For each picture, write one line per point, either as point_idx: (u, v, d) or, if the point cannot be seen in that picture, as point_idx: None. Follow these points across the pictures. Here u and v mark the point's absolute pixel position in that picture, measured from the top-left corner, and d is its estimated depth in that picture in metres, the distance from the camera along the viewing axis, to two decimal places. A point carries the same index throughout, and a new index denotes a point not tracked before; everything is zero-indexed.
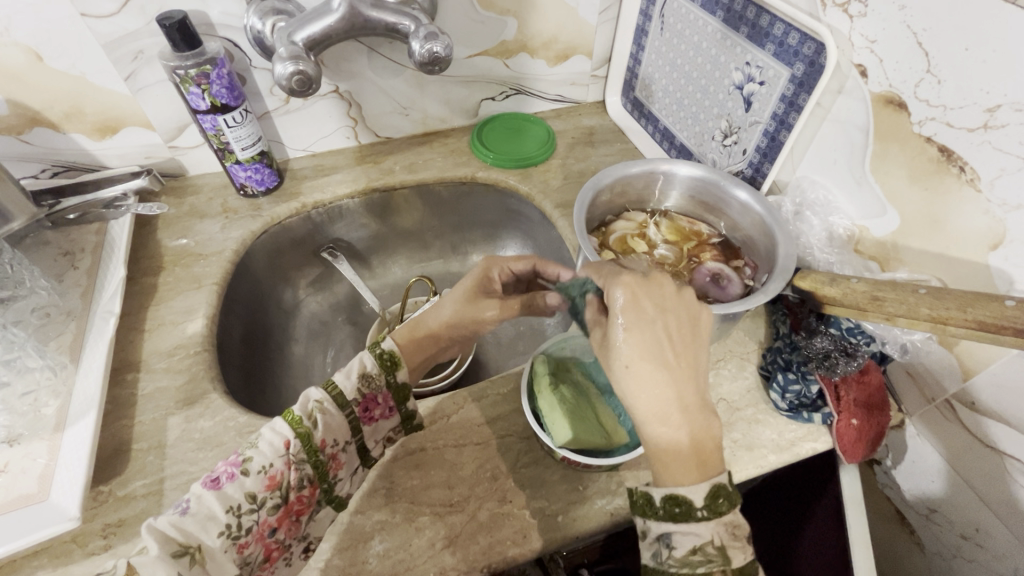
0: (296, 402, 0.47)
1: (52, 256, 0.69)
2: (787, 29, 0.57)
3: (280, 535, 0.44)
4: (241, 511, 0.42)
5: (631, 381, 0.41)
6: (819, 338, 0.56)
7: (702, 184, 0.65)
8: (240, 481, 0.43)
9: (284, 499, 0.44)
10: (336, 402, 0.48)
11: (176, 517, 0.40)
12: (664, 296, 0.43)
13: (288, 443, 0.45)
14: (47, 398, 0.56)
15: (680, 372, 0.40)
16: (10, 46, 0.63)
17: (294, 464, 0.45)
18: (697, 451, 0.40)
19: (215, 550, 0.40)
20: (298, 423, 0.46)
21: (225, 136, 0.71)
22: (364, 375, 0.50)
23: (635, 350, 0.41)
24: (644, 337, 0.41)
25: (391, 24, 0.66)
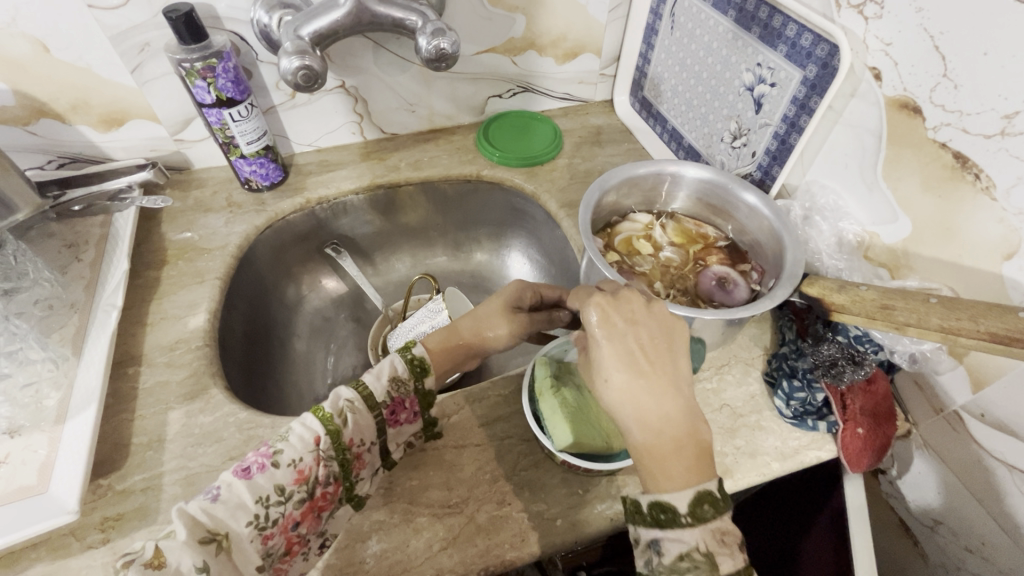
0: (326, 399, 0.48)
1: (56, 248, 0.69)
2: (801, 30, 0.56)
3: (302, 529, 0.45)
4: (269, 502, 0.43)
5: (614, 396, 0.42)
6: (825, 345, 0.54)
7: (710, 187, 0.64)
8: (271, 472, 0.43)
9: (310, 493, 0.45)
10: (365, 403, 0.48)
11: (205, 503, 0.41)
12: (632, 312, 0.45)
13: (318, 439, 0.46)
14: (49, 390, 0.56)
15: (659, 380, 0.41)
16: (17, 37, 0.63)
17: (323, 460, 0.45)
18: (689, 457, 0.40)
19: (242, 539, 0.41)
20: (330, 420, 0.46)
21: (230, 130, 0.71)
22: (394, 378, 0.50)
23: (614, 365, 0.42)
24: (619, 350, 0.43)
25: (398, 20, 0.66)
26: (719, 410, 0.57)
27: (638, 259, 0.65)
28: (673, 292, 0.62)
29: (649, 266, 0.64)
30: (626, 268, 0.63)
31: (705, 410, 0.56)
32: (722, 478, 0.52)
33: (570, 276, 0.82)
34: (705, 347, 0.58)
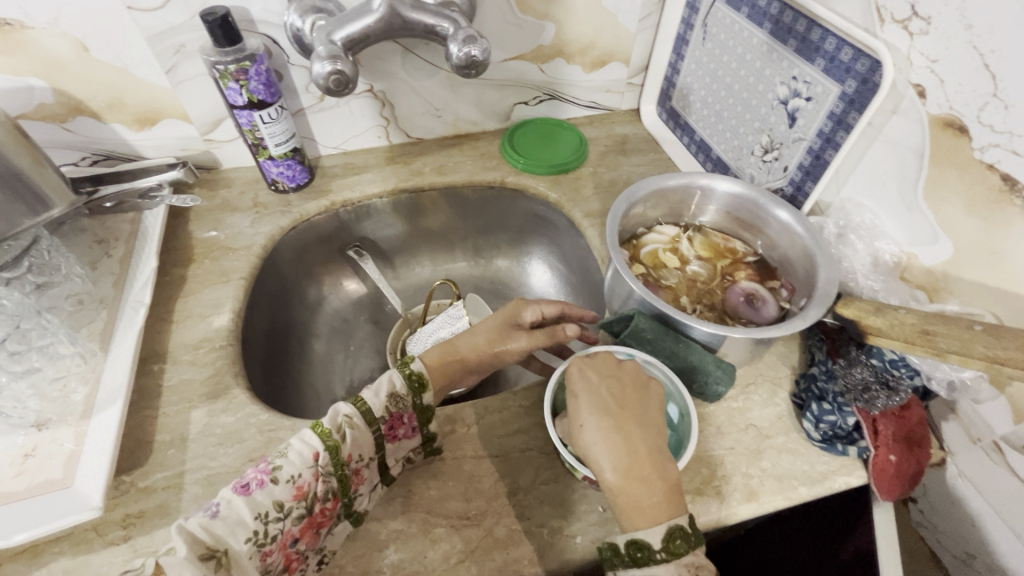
0: (326, 414, 0.48)
1: (87, 244, 0.70)
2: (841, 44, 0.55)
3: (301, 546, 0.45)
4: (268, 518, 0.43)
5: (588, 441, 0.46)
6: (857, 368, 0.53)
7: (740, 202, 0.63)
8: (269, 488, 0.44)
9: (308, 510, 0.45)
10: (364, 417, 0.48)
11: (204, 520, 0.42)
12: (605, 362, 0.50)
13: (317, 455, 0.46)
14: (76, 385, 0.57)
15: (631, 420, 0.46)
16: (58, 36, 0.65)
17: (321, 476, 0.46)
18: (659, 493, 0.43)
19: (241, 555, 0.42)
20: (327, 436, 0.46)
21: (259, 131, 0.71)
22: (393, 394, 0.50)
23: (587, 413, 0.47)
24: (591, 397, 0.47)
25: (429, 26, 0.66)
26: (745, 430, 0.55)
27: (664, 272, 0.64)
28: (700, 307, 0.61)
29: (676, 280, 0.63)
30: (651, 280, 0.63)
31: (730, 429, 0.55)
32: (747, 500, 0.51)
33: (591, 287, 0.81)
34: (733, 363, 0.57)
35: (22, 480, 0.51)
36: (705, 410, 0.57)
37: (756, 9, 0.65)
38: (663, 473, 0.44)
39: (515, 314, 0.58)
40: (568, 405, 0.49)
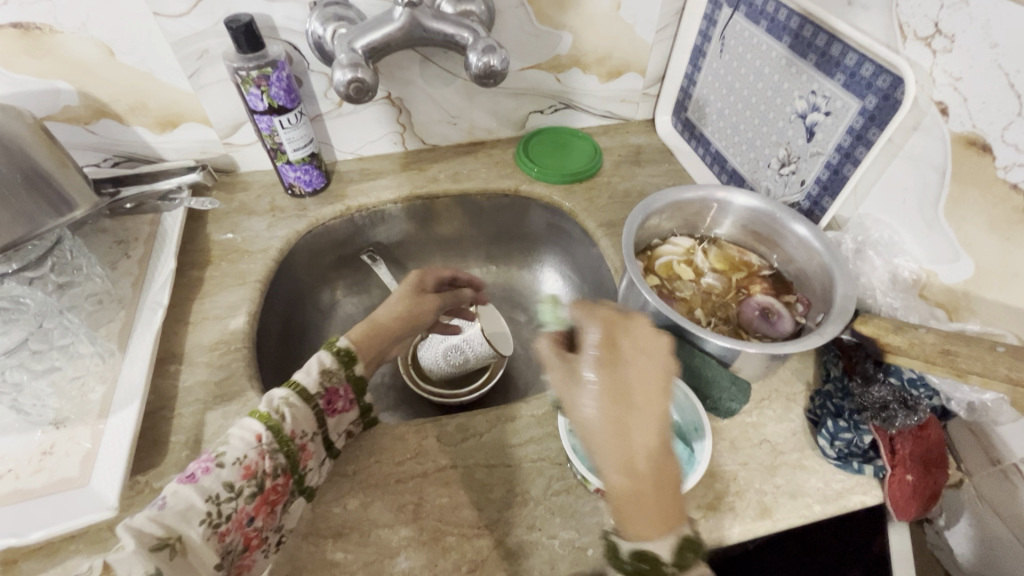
0: (260, 400, 0.50)
1: (107, 244, 0.71)
2: (862, 60, 0.55)
3: (258, 523, 0.46)
4: (220, 499, 0.44)
5: (597, 426, 0.39)
6: (875, 387, 0.52)
7: (758, 216, 0.63)
8: (216, 471, 0.45)
9: (260, 487, 0.46)
10: (299, 396, 0.51)
11: (155, 512, 0.42)
12: (642, 332, 0.43)
13: (259, 435, 0.48)
14: (94, 384, 0.58)
15: (651, 414, 0.39)
16: (84, 40, 0.66)
17: (267, 454, 0.47)
18: (662, 501, 0.39)
19: (197, 540, 0.42)
20: (267, 418, 0.49)
21: (278, 136, 0.72)
22: (324, 371, 0.54)
23: (606, 395, 0.40)
24: (612, 376, 0.40)
25: (449, 35, 0.66)
26: (759, 445, 0.55)
27: (678, 284, 0.64)
28: (714, 320, 0.61)
29: (690, 292, 0.63)
30: (665, 292, 0.63)
31: (744, 444, 0.55)
32: (761, 517, 0.50)
33: (603, 297, 0.81)
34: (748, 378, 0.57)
35: (40, 478, 0.52)
36: (719, 425, 0.56)
37: (775, 23, 0.65)
38: (666, 472, 0.39)
39: (420, 282, 0.69)
40: (584, 375, 0.41)
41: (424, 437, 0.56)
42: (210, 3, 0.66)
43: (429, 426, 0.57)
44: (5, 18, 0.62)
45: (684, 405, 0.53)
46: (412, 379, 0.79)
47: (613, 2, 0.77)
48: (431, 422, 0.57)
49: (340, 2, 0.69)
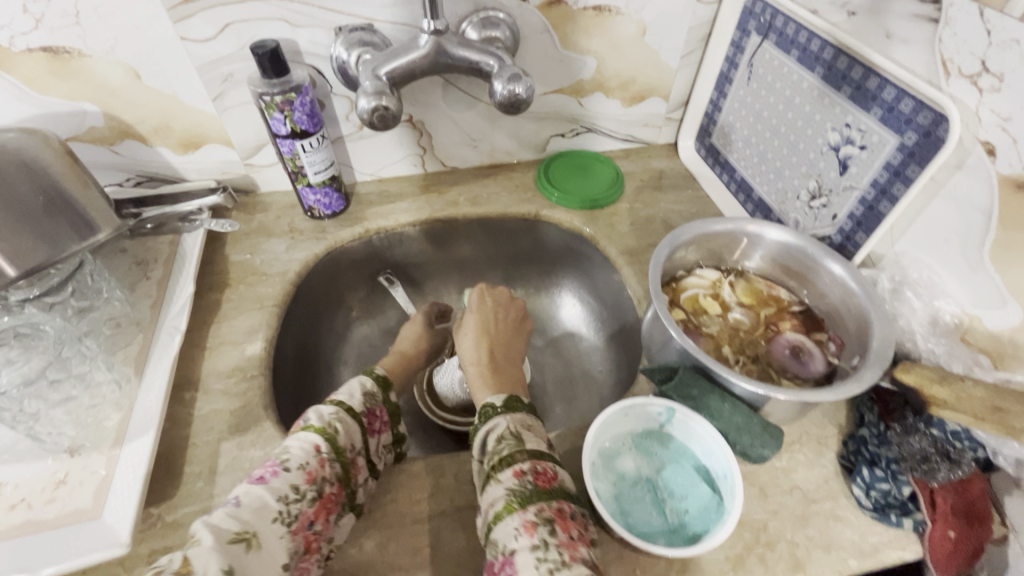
0: (312, 416, 0.51)
1: (127, 264, 0.71)
2: (901, 95, 0.53)
3: (317, 528, 0.46)
4: (288, 500, 0.45)
5: (468, 351, 0.63)
6: (916, 437, 0.50)
7: (790, 252, 0.61)
8: (284, 475, 0.46)
9: (320, 493, 0.47)
10: (349, 413, 0.52)
11: (230, 509, 0.42)
12: (501, 295, 0.71)
13: (318, 446, 0.48)
14: (110, 411, 0.57)
15: (496, 335, 0.66)
16: (112, 64, 0.66)
17: (327, 462, 0.48)
18: (498, 380, 0.59)
19: (270, 536, 0.43)
20: (323, 430, 0.50)
21: (300, 160, 0.72)
22: (367, 392, 0.55)
23: (474, 333, 0.65)
24: (482, 319, 0.67)
25: (474, 63, 0.66)
26: (790, 493, 0.52)
27: (704, 319, 0.62)
28: (742, 359, 0.59)
29: (717, 327, 0.61)
30: (691, 327, 0.61)
31: (774, 491, 0.53)
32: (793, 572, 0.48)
33: (624, 326, 0.79)
34: (779, 420, 0.54)
35: (53, 508, 0.51)
36: (748, 470, 0.54)
37: (808, 53, 0.63)
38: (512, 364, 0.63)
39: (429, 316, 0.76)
40: (464, 321, 0.68)
41: (442, 475, 0.54)
42: (236, 27, 0.66)
43: (447, 462, 0.55)
44: (35, 42, 0.63)
45: (714, 449, 0.51)
46: (427, 406, 0.78)
47: (639, 28, 0.76)
48: (448, 459, 0.56)
49: (365, 28, 0.69)
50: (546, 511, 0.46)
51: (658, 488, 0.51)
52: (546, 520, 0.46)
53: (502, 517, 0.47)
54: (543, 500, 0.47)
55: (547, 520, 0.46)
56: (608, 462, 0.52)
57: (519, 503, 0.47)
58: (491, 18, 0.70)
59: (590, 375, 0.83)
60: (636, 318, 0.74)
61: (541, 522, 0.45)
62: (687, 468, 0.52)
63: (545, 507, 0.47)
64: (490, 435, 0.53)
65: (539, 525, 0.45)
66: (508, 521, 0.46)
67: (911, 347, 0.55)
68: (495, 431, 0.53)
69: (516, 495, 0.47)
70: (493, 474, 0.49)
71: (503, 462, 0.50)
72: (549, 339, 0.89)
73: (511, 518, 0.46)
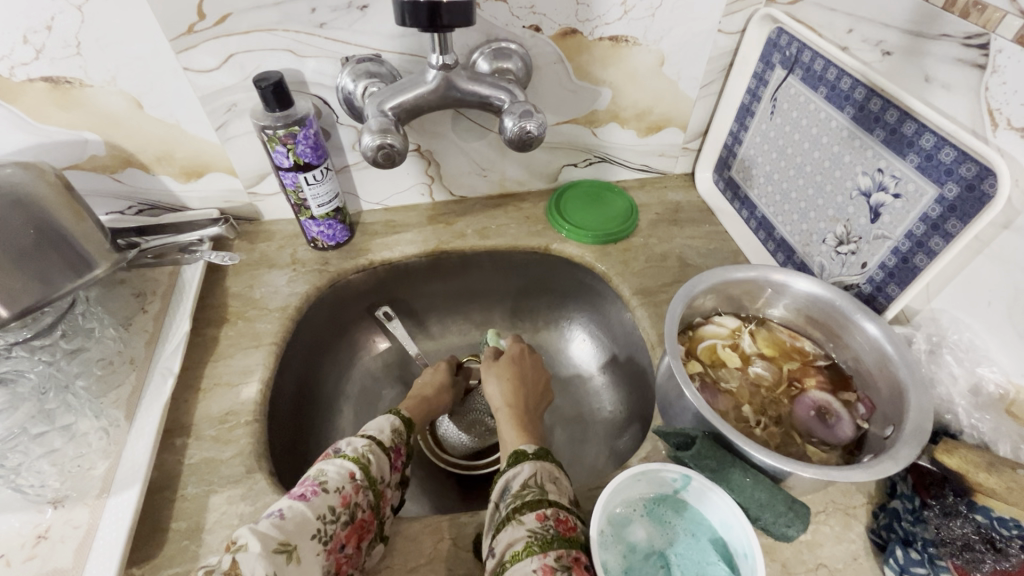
0: (345, 444, 0.51)
1: (124, 297, 0.69)
2: (942, 143, 0.49)
3: (348, 550, 0.46)
4: (325, 521, 0.45)
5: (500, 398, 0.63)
6: (956, 521, 0.46)
7: (817, 303, 0.58)
8: (323, 494, 0.46)
9: (353, 517, 0.47)
10: (379, 445, 0.53)
11: (274, 521, 0.42)
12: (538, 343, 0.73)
13: (353, 472, 0.49)
14: (97, 459, 0.55)
15: (527, 384, 0.66)
16: (114, 94, 0.65)
17: (361, 488, 0.48)
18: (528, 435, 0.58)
19: (309, 552, 0.43)
20: (358, 459, 0.50)
21: (303, 193, 0.70)
22: (395, 429, 0.55)
23: (508, 378, 0.65)
24: (517, 365, 0.67)
25: (484, 97, 0.63)
26: (815, 571, 0.49)
27: (723, 372, 0.58)
28: (764, 420, 0.55)
29: (737, 383, 0.57)
30: (709, 382, 0.57)
31: (797, 568, 0.49)
32: None
33: (635, 368, 0.75)
34: (804, 490, 0.51)
35: (32, 566, 0.49)
36: (768, 543, 0.50)
37: (837, 91, 0.60)
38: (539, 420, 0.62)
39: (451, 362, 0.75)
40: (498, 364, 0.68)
41: (440, 539, 0.52)
42: (240, 58, 0.64)
43: (446, 525, 0.52)
44: (36, 73, 0.61)
45: (732, 522, 0.47)
46: (427, 449, 0.76)
47: (657, 59, 0.73)
48: (448, 521, 0.53)
49: (373, 58, 0.67)
50: (565, 558, 0.44)
51: (672, 564, 0.47)
52: (564, 566, 0.44)
53: (518, 559, 0.44)
54: (563, 546, 0.45)
55: (565, 567, 0.44)
56: (618, 531, 0.48)
57: (540, 546, 0.44)
58: (502, 49, 0.67)
59: (599, 417, 0.80)
60: (649, 363, 0.71)
61: (560, 568, 0.43)
62: (703, 542, 0.48)
63: (564, 554, 0.44)
64: (515, 480, 0.51)
65: (559, 570, 0.43)
66: (527, 563, 0.43)
67: (951, 420, 0.51)
68: (521, 476, 0.51)
69: (537, 538, 0.45)
70: (514, 516, 0.47)
71: (526, 504, 0.48)
72: (558, 376, 0.86)
73: (530, 560, 0.43)
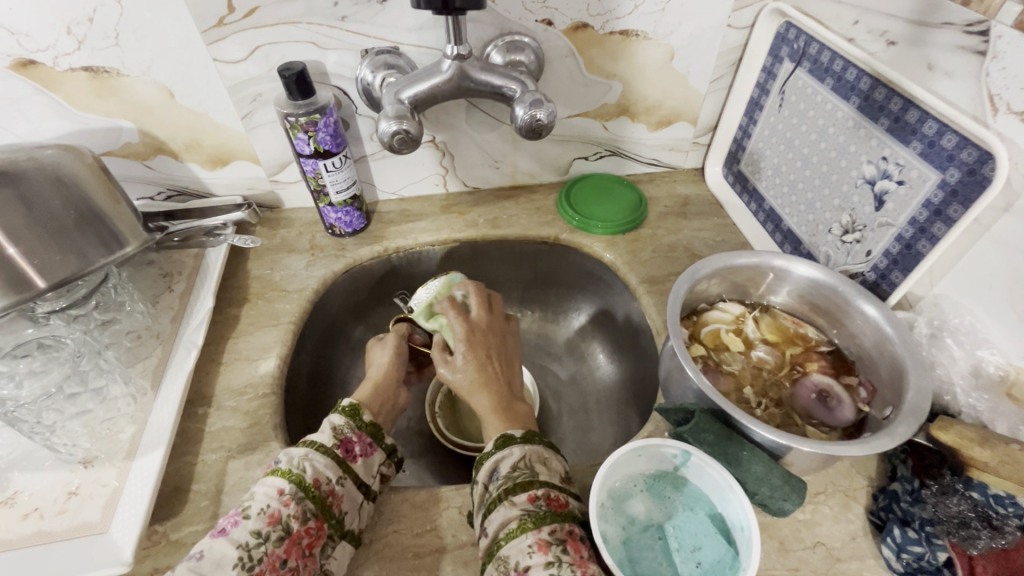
0: (280, 459, 0.50)
1: (153, 277, 0.73)
2: (943, 129, 0.50)
3: (292, 564, 0.45)
4: (249, 546, 0.44)
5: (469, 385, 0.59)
6: (952, 499, 0.46)
7: (820, 288, 0.58)
8: (243, 523, 0.45)
9: (287, 531, 0.45)
10: (318, 450, 0.51)
11: (191, 564, 0.42)
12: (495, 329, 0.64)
13: (281, 489, 0.47)
14: (125, 424, 0.58)
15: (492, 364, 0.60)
16: (148, 83, 0.68)
17: (292, 501, 0.47)
18: (508, 418, 0.55)
19: None
20: (290, 472, 0.48)
21: (322, 179, 0.72)
22: (334, 427, 0.54)
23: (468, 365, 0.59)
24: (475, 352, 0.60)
25: (497, 87, 0.65)
26: (813, 549, 0.49)
27: (726, 356, 0.59)
28: (765, 402, 0.56)
29: (739, 366, 0.58)
30: (711, 364, 0.58)
31: (795, 546, 0.49)
32: None
33: (640, 355, 0.77)
34: (803, 470, 0.51)
35: (63, 520, 0.52)
36: (767, 521, 0.51)
37: (843, 82, 0.61)
38: (520, 399, 0.59)
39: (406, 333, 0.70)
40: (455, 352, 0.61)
41: (446, 508, 0.53)
42: (266, 49, 0.68)
43: (452, 495, 0.54)
44: (77, 62, 0.65)
45: (730, 496, 0.48)
46: (439, 430, 0.76)
47: (667, 53, 0.75)
48: (454, 491, 0.55)
49: (391, 50, 0.69)
50: (559, 532, 0.45)
51: (670, 536, 0.48)
52: (558, 540, 0.45)
53: (513, 536, 0.45)
54: (557, 521, 0.46)
55: (560, 541, 0.45)
56: (618, 504, 0.50)
57: (534, 523, 0.45)
58: (516, 42, 0.70)
59: (606, 403, 0.81)
60: (654, 350, 0.72)
61: (555, 541, 0.44)
62: (701, 515, 0.50)
63: (558, 528, 0.46)
64: (502, 462, 0.50)
65: (553, 544, 0.44)
66: (521, 540, 0.45)
67: (950, 401, 0.52)
68: (510, 458, 0.50)
69: (530, 515, 0.46)
70: (506, 497, 0.47)
71: (517, 484, 0.48)
72: (565, 364, 0.87)
73: (525, 536, 0.45)
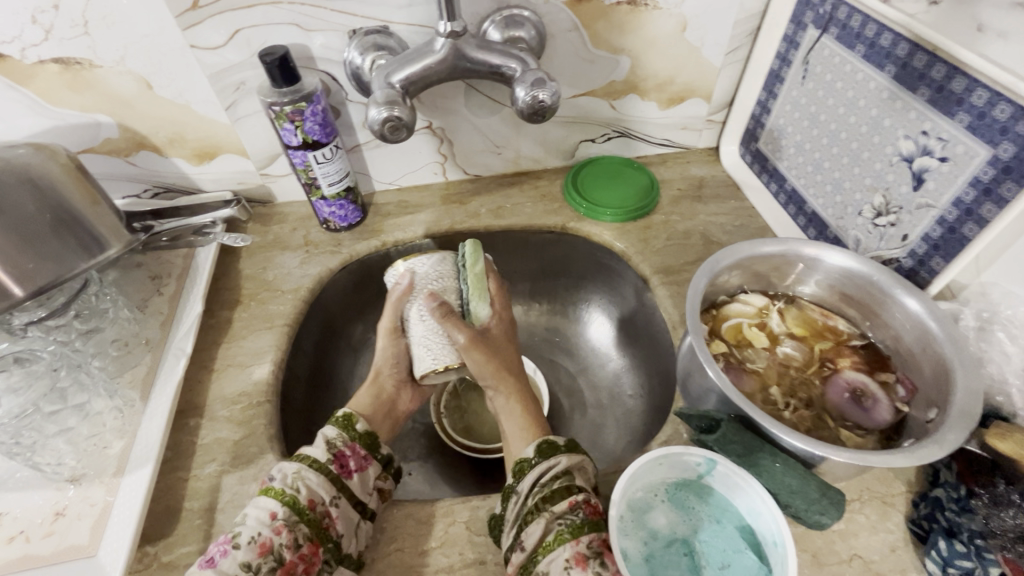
0: (275, 478, 0.48)
1: (141, 280, 0.70)
2: (996, 99, 0.45)
3: None
4: None
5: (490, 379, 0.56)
6: (1008, 511, 0.42)
7: (853, 277, 0.54)
8: (232, 555, 0.43)
9: (280, 562, 0.43)
10: (314, 469, 0.49)
11: None
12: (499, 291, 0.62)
13: (274, 514, 0.45)
14: (112, 438, 0.56)
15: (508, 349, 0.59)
16: (123, 74, 0.64)
17: (284, 528, 0.45)
18: (532, 417, 0.56)
19: None
20: (282, 494, 0.46)
21: (313, 172, 0.68)
22: (329, 440, 0.52)
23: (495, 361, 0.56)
24: (498, 344, 0.58)
25: (495, 66, 0.60)
26: (849, 562, 0.45)
27: (750, 353, 0.55)
28: (794, 402, 0.52)
29: (764, 363, 0.54)
30: (734, 363, 0.54)
31: (830, 560, 0.46)
32: None
33: (655, 347, 0.72)
34: (841, 477, 0.47)
35: (50, 543, 0.49)
36: (798, 533, 0.47)
37: (876, 49, 0.55)
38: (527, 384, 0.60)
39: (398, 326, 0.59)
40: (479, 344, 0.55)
41: (452, 522, 0.50)
42: (247, 33, 0.63)
43: (458, 508, 0.51)
44: (46, 54, 0.61)
45: (761, 509, 0.45)
46: (445, 431, 0.74)
47: (679, 24, 0.69)
48: (461, 504, 0.51)
49: (380, 30, 0.65)
50: (596, 543, 0.42)
51: (697, 552, 0.45)
52: (595, 553, 0.42)
53: (550, 551, 0.43)
54: (594, 530, 0.43)
55: (598, 553, 0.42)
56: (639, 516, 0.46)
57: (571, 533, 0.43)
58: (515, 17, 0.64)
59: (619, 400, 0.77)
60: (670, 344, 0.68)
61: (591, 556, 0.42)
62: (729, 528, 0.46)
63: (594, 538, 0.43)
64: (546, 471, 0.47)
65: (591, 559, 0.42)
66: (559, 554, 0.42)
67: (1003, 402, 0.49)
68: (554, 467, 0.47)
69: (567, 525, 0.43)
70: (543, 508, 0.45)
71: (556, 494, 0.45)
72: (575, 359, 0.84)
73: (562, 549, 0.42)
